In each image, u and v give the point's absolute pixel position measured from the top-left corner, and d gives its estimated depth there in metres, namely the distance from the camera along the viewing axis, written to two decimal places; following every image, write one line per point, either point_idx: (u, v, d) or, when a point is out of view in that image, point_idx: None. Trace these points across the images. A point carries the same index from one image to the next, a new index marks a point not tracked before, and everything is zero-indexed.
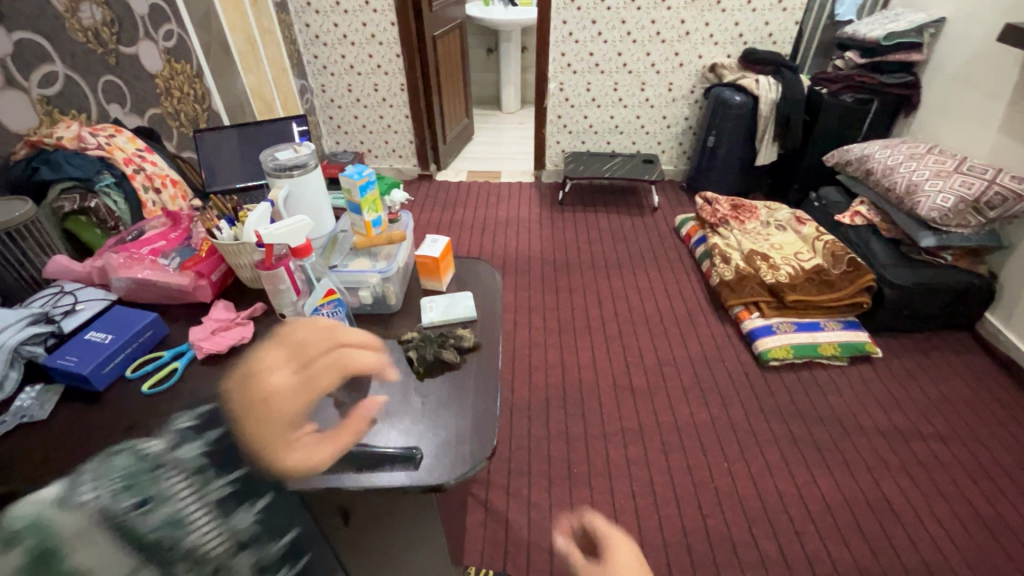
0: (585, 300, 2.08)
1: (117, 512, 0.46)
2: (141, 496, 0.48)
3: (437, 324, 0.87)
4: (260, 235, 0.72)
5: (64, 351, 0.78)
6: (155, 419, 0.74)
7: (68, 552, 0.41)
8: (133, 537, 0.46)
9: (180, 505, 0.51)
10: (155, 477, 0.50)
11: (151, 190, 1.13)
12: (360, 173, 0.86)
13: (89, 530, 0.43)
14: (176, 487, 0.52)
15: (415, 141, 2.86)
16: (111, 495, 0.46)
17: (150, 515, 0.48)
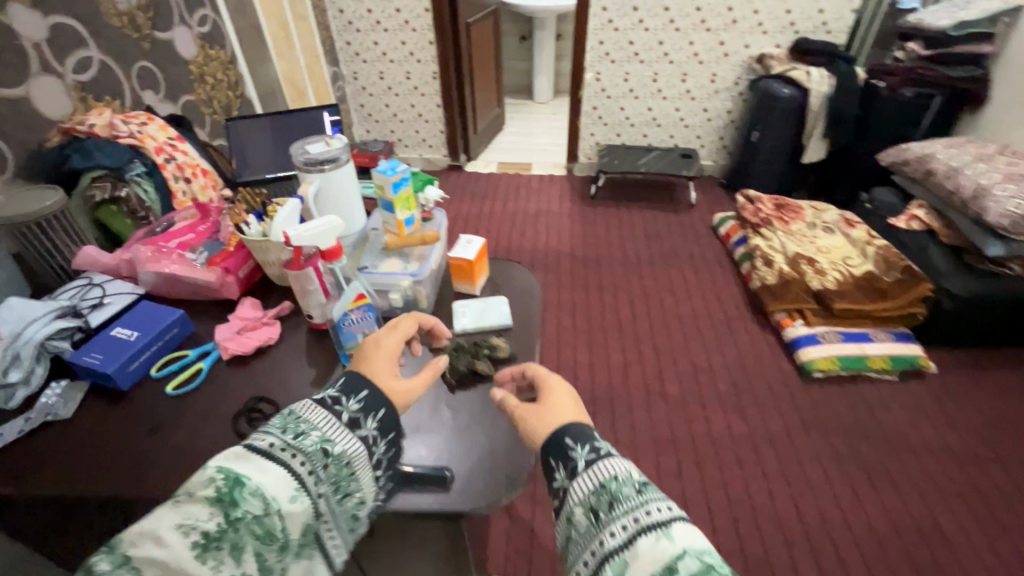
0: (617, 299, 2.01)
1: (288, 465, 0.50)
2: (312, 441, 0.53)
3: (470, 331, 0.83)
4: (288, 237, 0.67)
5: (89, 348, 0.76)
6: (177, 423, 0.72)
7: (251, 500, 0.46)
8: (308, 482, 0.50)
9: (348, 447, 0.55)
10: (324, 427, 0.55)
11: (181, 179, 1.11)
12: (393, 169, 0.81)
13: (269, 481, 0.48)
14: (344, 433, 0.55)
15: (446, 130, 2.81)
16: (287, 449, 0.51)
17: (319, 461, 0.52)
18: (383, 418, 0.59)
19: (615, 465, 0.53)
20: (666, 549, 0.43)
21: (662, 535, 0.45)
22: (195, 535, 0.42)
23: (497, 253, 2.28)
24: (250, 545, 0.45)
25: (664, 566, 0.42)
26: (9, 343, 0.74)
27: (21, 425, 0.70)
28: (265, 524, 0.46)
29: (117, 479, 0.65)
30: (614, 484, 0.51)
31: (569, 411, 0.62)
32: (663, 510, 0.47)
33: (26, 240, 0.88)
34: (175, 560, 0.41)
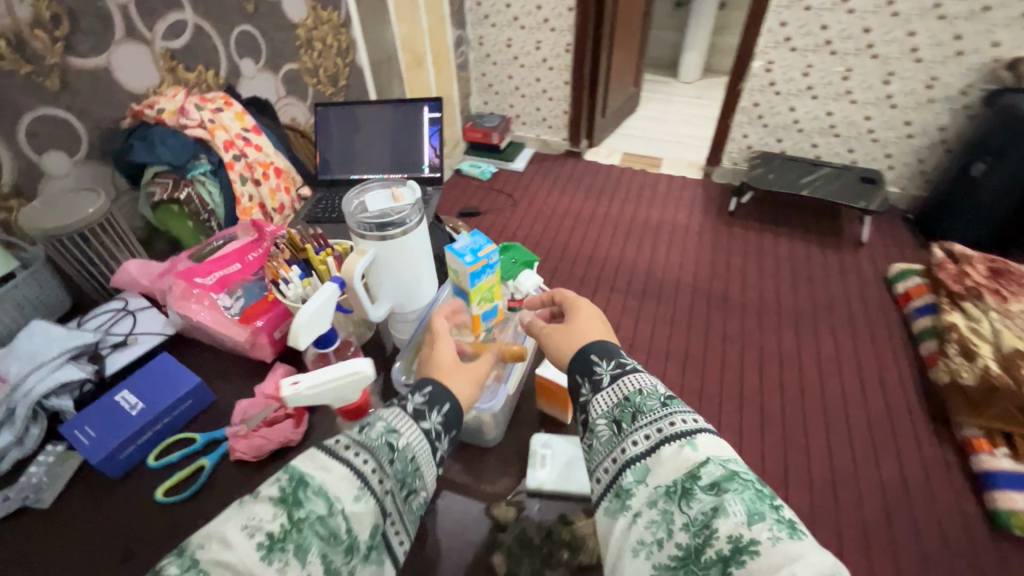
0: (741, 357, 1.64)
1: (351, 459, 0.43)
2: (377, 433, 0.45)
3: (546, 491, 0.57)
4: (285, 391, 0.46)
5: (87, 414, 0.62)
6: (152, 549, 0.55)
7: (315, 500, 0.39)
8: (373, 479, 0.42)
9: (415, 440, 0.47)
10: (389, 419, 0.47)
11: (249, 181, 0.95)
12: (475, 252, 0.56)
13: (334, 479, 0.41)
14: (410, 424, 0.47)
15: (570, 111, 2.47)
16: (350, 443, 0.44)
17: (385, 456, 0.44)
18: (449, 411, 0.50)
19: (640, 380, 0.54)
20: (687, 457, 0.46)
21: (684, 445, 0.47)
22: (259, 535, 0.37)
23: (605, 267, 1.97)
24: (317, 549, 0.37)
25: (684, 471, 0.45)
26: (7, 393, 0.63)
27: None
28: (330, 526, 0.38)
29: None
30: (638, 398, 0.52)
31: (594, 331, 0.60)
32: (686, 422, 0.50)
33: (63, 250, 0.76)
34: (239, 565, 0.35)
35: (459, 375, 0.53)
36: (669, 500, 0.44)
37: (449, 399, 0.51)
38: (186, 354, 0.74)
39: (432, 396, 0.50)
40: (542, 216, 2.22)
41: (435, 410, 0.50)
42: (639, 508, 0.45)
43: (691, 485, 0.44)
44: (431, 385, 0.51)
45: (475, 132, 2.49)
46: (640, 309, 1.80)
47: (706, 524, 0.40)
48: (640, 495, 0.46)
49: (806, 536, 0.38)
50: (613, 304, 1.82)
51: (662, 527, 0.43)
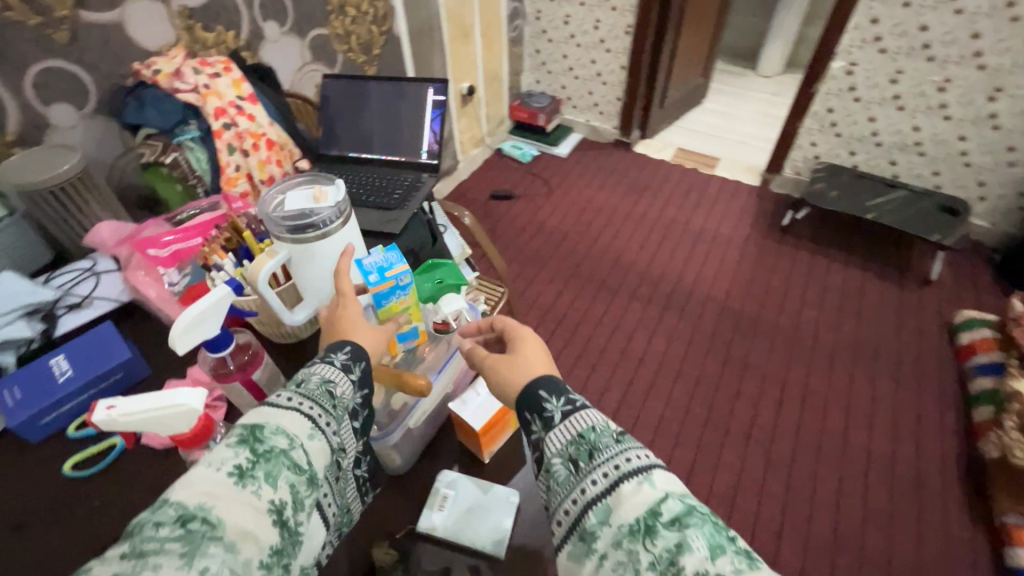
0: (759, 390, 1.50)
1: (300, 406, 0.44)
2: (317, 383, 0.46)
3: (436, 536, 0.53)
4: (95, 417, 0.43)
5: (22, 374, 0.64)
6: (49, 520, 0.56)
7: (275, 437, 0.41)
8: (324, 422, 0.44)
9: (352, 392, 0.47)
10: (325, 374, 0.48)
11: (237, 151, 0.93)
12: (384, 270, 0.55)
13: (288, 420, 0.42)
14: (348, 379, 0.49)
15: (623, 99, 2.32)
16: (293, 393, 0.45)
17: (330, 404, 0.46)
18: (365, 375, 0.49)
19: (594, 413, 0.47)
20: (646, 492, 0.41)
21: (643, 483, 0.41)
22: (227, 467, 0.38)
23: (631, 272, 1.86)
24: (285, 477, 0.39)
25: (646, 507, 0.40)
26: None
27: None
28: (294, 458, 0.41)
29: None
30: (594, 433, 0.46)
31: (541, 365, 0.53)
32: (643, 455, 0.44)
33: (40, 206, 0.77)
34: (217, 494, 0.36)
35: (370, 335, 0.52)
36: (634, 539, 0.39)
37: (367, 356, 0.50)
38: (136, 324, 0.74)
39: (355, 353, 0.49)
40: (575, 207, 2.12)
41: (357, 365, 0.49)
42: (604, 551, 0.40)
43: (653, 520, 0.39)
44: (351, 344, 0.50)
45: (521, 112, 2.39)
46: (659, 321, 1.69)
47: (673, 562, 0.36)
48: (604, 536, 0.40)
49: (763, 565, 0.37)
50: (631, 313, 1.72)
51: (628, 569, 0.38)
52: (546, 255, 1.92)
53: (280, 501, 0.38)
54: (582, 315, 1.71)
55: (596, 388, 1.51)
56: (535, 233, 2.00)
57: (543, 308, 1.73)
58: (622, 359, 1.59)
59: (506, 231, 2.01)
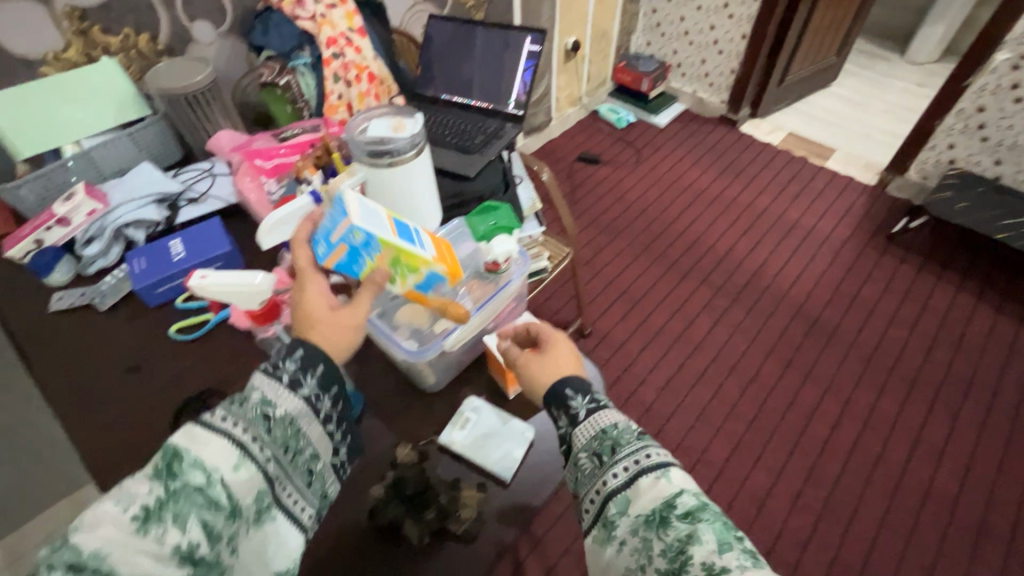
0: (818, 400, 1.43)
1: (229, 430, 0.42)
2: (255, 404, 0.44)
3: (456, 450, 0.59)
4: (192, 281, 0.60)
5: (147, 250, 0.76)
6: (155, 369, 0.68)
7: (192, 471, 0.39)
8: (252, 448, 0.42)
9: (298, 404, 0.46)
10: (265, 388, 0.46)
11: (341, 80, 0.99)
12: (331, 239, 0.53)
13: (211, 448, 0.40)
14: (290, 394, 0.46)
15: (738, 72, 2.16)
16: (225, 414, 0.43)
17: (263, 428, 0.43)
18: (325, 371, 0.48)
19: (617, 412, 0.50)
20: (663, 487, 0.43)
21: (660, 478, 0.43)
22: (133, 509, 0.36)
23: (707, 256, 1.78)
24: (198, 517, 0.38)
25: (661, 500, 0.42)
26: (101, 217, 0.79)
27: (76, 297, 0.75)
28: (210, 495, 0.39)
29: (83, 398, 0.66)
30: (617, 430, 0.48)
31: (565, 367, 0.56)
32: (661, 454, 0.46)
33: (176, 109, 0.91)
34: (115, 536, 0.35)
35: (334, 317, 0.50)
36: (647, 528, 0.41)
37: (321, 359, 0.48)
38: (237, 224, 0.84)
39: (307, 358, 0.47)
40: (662, 181, 2.05)
41: (313, 369, 0.47)
42: (623, 538, 0.43)
43: (667, 513, 0.41)
44: (303, 346, 0.48)
45: (625, 74, 2.30)
46: (725, 311, 1.63)
47: (682, 552, 0.38)
48: (622, 524, 0.43)
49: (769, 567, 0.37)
50: (697, 297, 1.67)
51: (644, 556, 0.41)
52: (622, 225, 1.89)
53: (191, 541, 0.37)
54: (646, 291, 1.69)
55: (645, 365, 1.51)
56: (615, 202, 1.97)
57: (608, 278, 1.72)
58: (678, 342, 1.56)
59: (586, 196, 1.99)
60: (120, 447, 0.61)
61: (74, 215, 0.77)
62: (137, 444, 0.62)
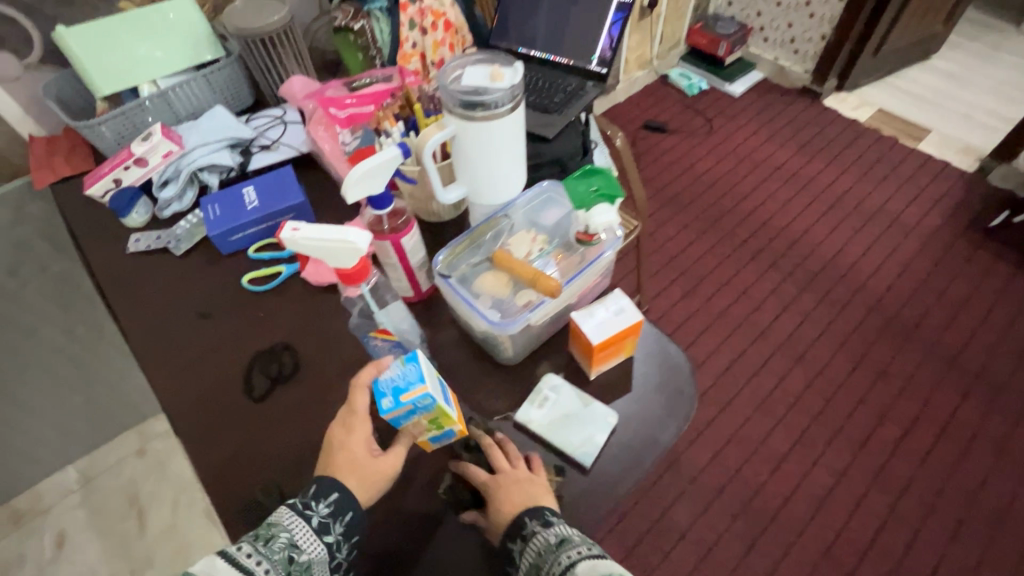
0: (889, 402, 1.34)
1: (252, 568, 0.43)
2: (282, 545, 0.45)
3: (530, 430, 0.56)
4: (282, 233, 0.48)
5: (221, 196, 0.75)
6: (228, 318, 0.68)
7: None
8: None
9: (319, 552, 0.46)
10: (294, 526, 0.46)
11: (417, 27, 0.93)
12: (399, 395, 0.48)
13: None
14: (315, 542, 0.46)
15: (830, 38, 1.97)
16: (252, 551, 0.43)
17: (283, 572, 0.44)
18: (349, 523, 0.48)
19: (544, 529, 0.46)
20: None
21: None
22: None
23: (778, 237, 1.67)
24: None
25: None
26: (176, 159, 0.78)
27: (152, 240, 0.75)
28: None
29: (159, 341, 0.66)
30: (543, 551, 0.45)
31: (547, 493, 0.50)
32: (579, 555, 0.43)
33: (251, 51, 0.87)
34: None
35: (371, 470, 0.49)
36: None
37: (350, 510, 0.48)
38: (308, 173, 0.82)
39: (339, 504, 0.47)
40: (734, 155, 1.92)
41: (339, 519, 0.47)
42: None
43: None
44: (339, 491, 0.47)
45: (701, 37, 2.14)
46: (795, 298, 1.53)
47: None
48: None
49: None
50: (765, 281, 1.57)
51: None
52: (687, 198, 1.79)
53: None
54: (708, 272, 1.60)
55: (705, 347, 1.45)
56: (681, 174, 1.86)
57: (669, 254, 1.64)
58: (741, 327, 1.48)
59: (650, 166, 1.89)
60: (195, 393, 0.62)
61: (151, 157, 0.77)
62: (211, 391, 0.62)
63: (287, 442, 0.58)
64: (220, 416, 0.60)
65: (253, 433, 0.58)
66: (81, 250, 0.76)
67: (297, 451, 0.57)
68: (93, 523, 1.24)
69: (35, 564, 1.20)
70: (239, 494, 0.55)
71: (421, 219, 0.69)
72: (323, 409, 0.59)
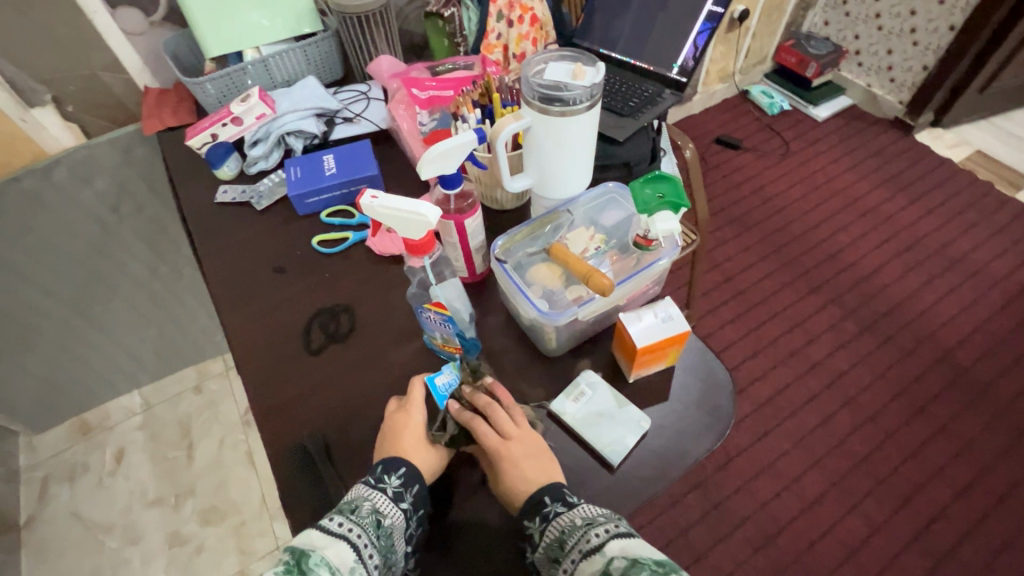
0: (943, 460, 1.26)
1: (345, 535, 0.47)
2: (367, 512, 0.49)
3: (565, 425, 0.57)
4: (362, 200, 0.51)
5: (304, 160, 0.80)
6: (297, 275, 0.73)
7: (318, 569, 0.44)
8: (363, 553, 0.47)
9: (399, 518, 0.50)
10: (377, 496, 0.50)
11: (504, 19, 0.95)
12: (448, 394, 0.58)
13: (333, 552, 0.45)
14: (395, 508, 0.50)
15: (933, 69, 1.85)
16: (342, 520, 0.48)
17: (371, 535, 0.48)
18: (417, 494, 0.51)
19: (563, 508, 0.49)
20: (594, 559, 0.44)
21: (598, 555, 0.44)
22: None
23: (845, 272, 1.59)
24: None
25: (599, 571, 0.43)
26: (268, 121, 0.84)
27: (238, 193, 0.81)
28: None
29: (236, 286, 0.72)
30: (562, 525, 0.48)
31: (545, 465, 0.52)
32: (600, 533, 0.46)
33: (347, 28, 0.92)
34: None
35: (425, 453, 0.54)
36: None
37: (418, 480, 0.52)
38: (384, 149, 0.86)
39: (408, 477, 0.51)
40: (808, 181, 1.84)
41: (409, 490, 0.51)
42: None
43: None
44: (407, 465, 0.52)
45: (790, 55, 2.05)
46: (854, 338, 1.46)
47: None
48: None
49: None
50: (823, 316, 1.51)
51: None
52: (752, 220, 1.73)
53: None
54: (764, 297, 1.55)
55: (749, 373, 1.40)
56: (749, 194, 1.81)
57: (724, 274, 1.60)
58: (791, 358, 1.43)
59: (717, 182, 1.84)
60: (261, 339, 0.67)
61: (246, 117, 0.83)
62: (274, 340, 0.67)
63: (335, 397, 0.62)
64: (281, 364, 0.65)
65: (307, 384, 0.63)
66: (177, 196, 0.83)
67: (344, 407, 0.61)
68: (149, 446, 1.36)
69: (95, 474, 1.32)
70: (289, 437, 0.59)
71: (486, 206, 0.72)
72: (371, 372, 0.63)
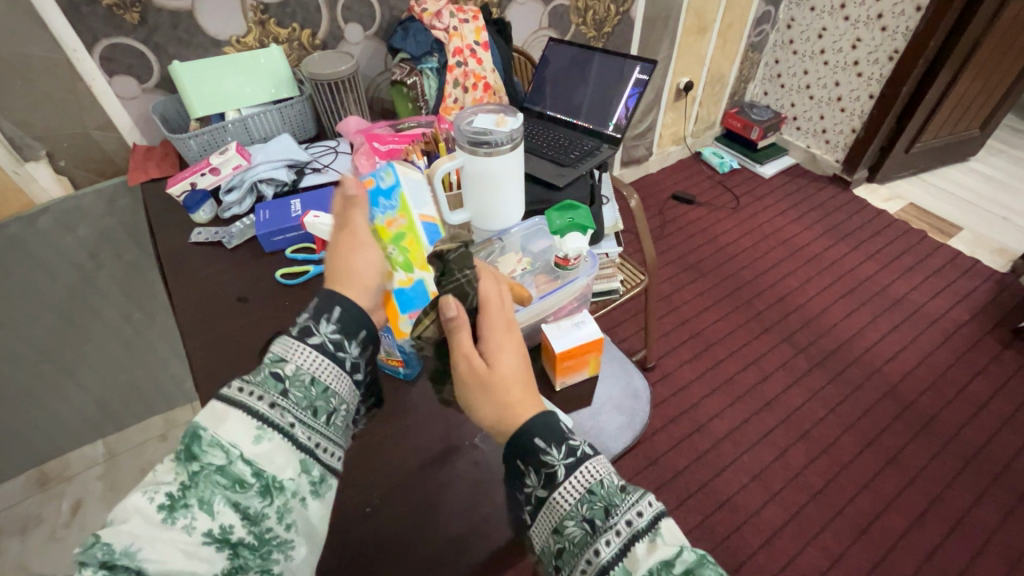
0: (894, 490, 1.30)
1: (246, 402, 0.46)
2: (270, 370, 0.48)
3: None
4: (308, 220, 0.71)
5: (273, 203, 0.89)
6: (259, 303, 0.79)
7: (211, 450, 0.43)
8: (269, 419, 0.45)
9: (309, 355, 0.49)
10: (281, 349, 0.49)
11: (459, 86, 1.10)
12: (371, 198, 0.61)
13: (230, 423, 0.44)
14: (300, 348, 0.49)
15: (860, 131, 2.05)
16: (242, 385, 0.46)
17: (277, 389, 0.47)
18: (341, 317, 0.51)
19: (598, 463, 0.44)
20: (654, 546, 0.40)
21: (654, 539, 0.40)
22: (160, 497, 0.40)
23: (794, 313, 1.69)
24: (222, 497, 0.42)
25: (660, 559, 0.39)
26: (243, 171, 0.93)
27: (211, 234, 0.89)
28: (230, 473, 0.42)
29: (201, 312, 0.78)
30: (603, 488, 0.43)
31: (523, 404, 0.46)
32: (648, 507, 0.42)
33: (320, 92, 1.03)
34: (149, 528, 0.39)
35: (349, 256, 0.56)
36: None
37: (338, 302, 0.51)
38: None
39: (316, 309, 0.51)
40: (757, 231, 1.98)
41: (325, 317, 0.50)
42: None
43: (668, 572, 0.39)
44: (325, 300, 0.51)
45: (735, 121, 2.26)
46: (806, 373, 1.53)
47: None
48: None
49: None
50: (776, 354, 1.58)
51: None
52: (707, 267, 1.85)
53: (223, 524, 0.41)
54: (719, 337, 1.63)
55: (707, 411, 1.45)
56: (704, 244, 1.93)
57: (682, 316, 1.69)
58: (747, 395, 1.48)
59: (674, 234, 1.97)
60: (220, 359, 0.72)
61: (223, 167, 0.93)
62: (231, 360, 0.72)
63: None
64: (236, 380, 0.70)
65: None
66: (153, 237, 0.91)
67: None
68: (108, 496, 1.34)
69: (50, 525, 1.29)
70: None
71: None
72: None
